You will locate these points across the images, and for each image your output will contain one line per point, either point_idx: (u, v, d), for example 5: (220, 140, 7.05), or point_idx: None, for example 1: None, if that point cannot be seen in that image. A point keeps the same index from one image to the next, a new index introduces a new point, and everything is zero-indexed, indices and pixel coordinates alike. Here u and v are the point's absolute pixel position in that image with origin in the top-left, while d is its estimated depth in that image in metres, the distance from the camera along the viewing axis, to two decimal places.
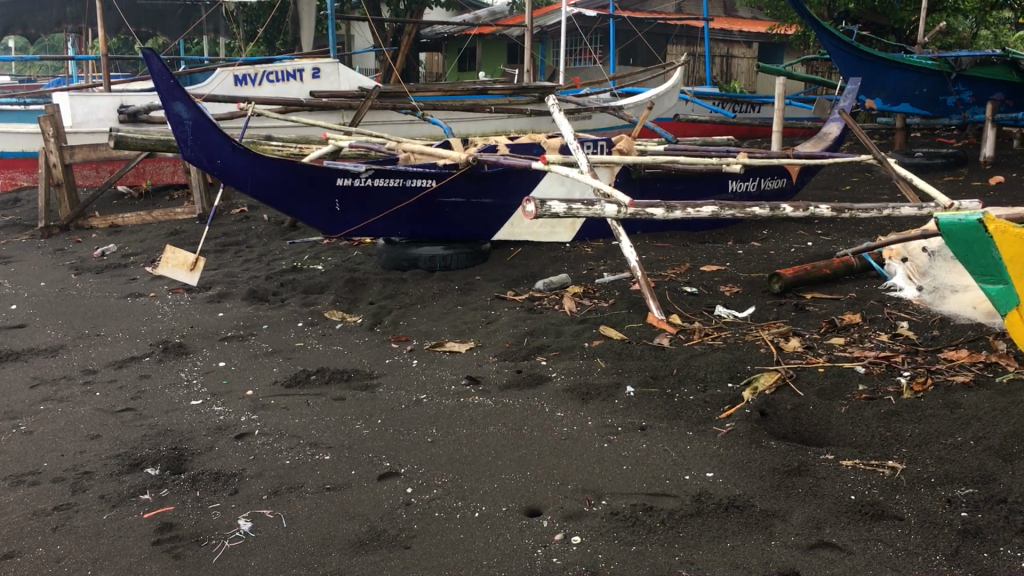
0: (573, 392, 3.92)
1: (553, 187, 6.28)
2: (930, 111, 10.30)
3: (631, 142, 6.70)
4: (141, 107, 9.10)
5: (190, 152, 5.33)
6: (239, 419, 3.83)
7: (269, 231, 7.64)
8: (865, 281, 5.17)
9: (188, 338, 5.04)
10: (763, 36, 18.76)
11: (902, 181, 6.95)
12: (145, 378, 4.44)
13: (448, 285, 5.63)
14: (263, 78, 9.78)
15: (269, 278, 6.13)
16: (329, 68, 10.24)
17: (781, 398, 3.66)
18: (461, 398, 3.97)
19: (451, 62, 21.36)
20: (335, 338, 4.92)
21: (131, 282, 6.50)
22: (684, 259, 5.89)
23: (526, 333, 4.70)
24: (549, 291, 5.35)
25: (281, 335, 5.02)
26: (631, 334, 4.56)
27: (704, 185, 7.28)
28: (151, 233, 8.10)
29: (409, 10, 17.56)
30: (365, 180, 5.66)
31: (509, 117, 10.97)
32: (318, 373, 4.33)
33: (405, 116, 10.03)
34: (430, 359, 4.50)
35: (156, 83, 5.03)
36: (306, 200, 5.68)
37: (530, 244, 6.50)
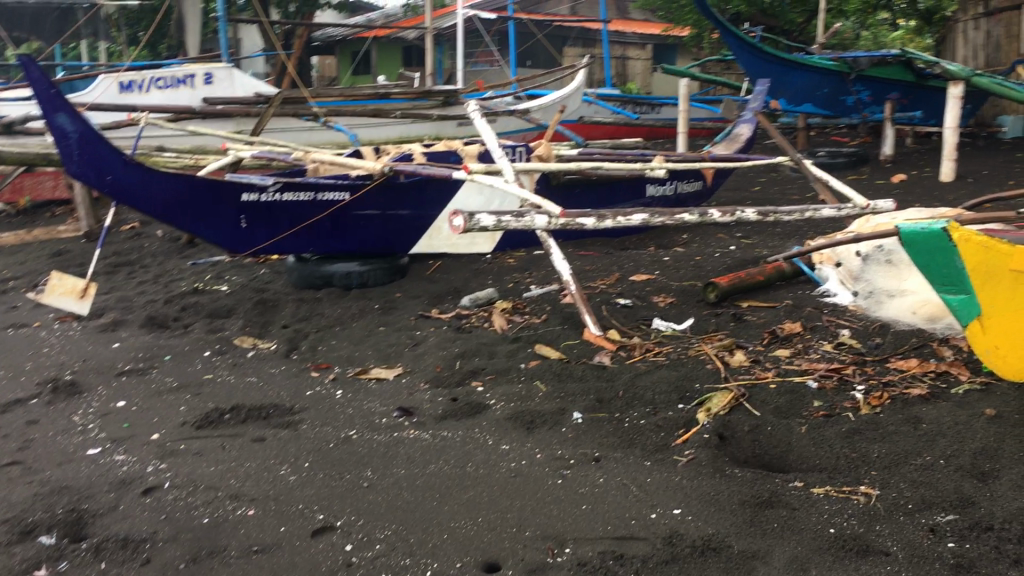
0: (517, 420, 3.66)
1: (471, 197, 6.00)
2: (831, 112, 10.35)
3: (550, 148, 6.47)
4: (16, 118, 8.28)
5: (76, 168, 4.82)
6: (145, 470, 3.42)
7: (165, 249, 7.13)
8: (797, 287, 5.04)
9: (81, 374, 4.56)
10: (657, 38, 18.96)
11: (819, 181, 6.92)
12: (33, 425, 3.95)
13: (367, 305, 5.28)
14: (150, 85, 9.23)
15: (168, 302, 5.66)
16: (223, 73, 9.50)
17: (737, 419, 3.46)
18: (394, 433, 3.65)
19: (345, 66, 20.90)
20: (248, 368, 4.53)
21: (11, 311, 5.92)
22: (612, 268, 5.69)
23: (457, 355, 4.40)
24: (476, 307, 5.07)
25: (187, 367, 4.59)
26: (569, 352, 4.32)
27: (622, 190, 7.11)
28: (33, 255, 7.46)
29: (299, 11, 16.96)
30: (273, 195, 5.28)
31: (413, 123, 10.62)
32: (232, 412, 3.93)
33: (306, 122, 9.59)
34: (355, 389, 4.17)
35: (36, 93, 4.52)
36: (207, 218, 5.24)
37: (448, 257, 6.19)
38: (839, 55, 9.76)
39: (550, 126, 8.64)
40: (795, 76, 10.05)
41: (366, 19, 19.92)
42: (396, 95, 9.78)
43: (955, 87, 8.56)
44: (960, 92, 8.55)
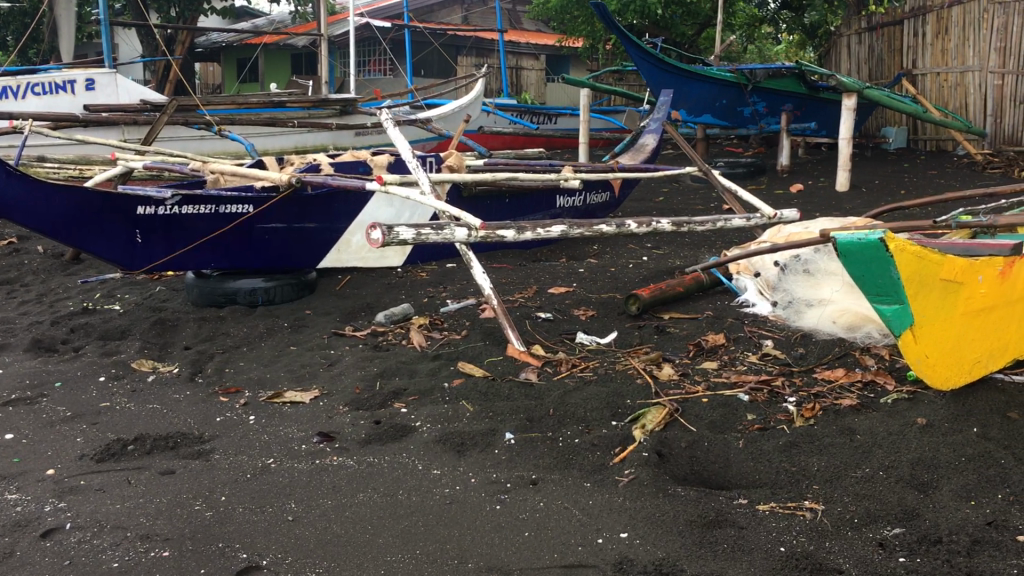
0: (446, 443, 3.50)
1: (381, 209, 5.82)
2: (729, 122, 10.52)
3: (461, 158, 6.34)
4: None
5: None
6: (42, 510, 3.10)
7: (48, 266, 6.68)
8: (715, 297, 5.04)
9: None
10: (550, 49, 19.09)
11: (727, 192, 7.00)
12: None
13: (275, 323, 5.03)
14: (26, 91, 8.64)
15: (55, 323, 5.26)
16: (105, 79, 9.08)
17: (673, 435, 3.39)
18: (316, 460, 3.45)
19: (231, 73, 20.29)
20: (149, 394, 4.22)
21: None
22: (529, 281, 5.60)
23: (377, 375, 4.22)
24: (391, 324, 4.88)
25: (80, 395, 4.24)
26: (493, 369, 4.20)
27: (532, 202, 7.03)
28: None
29: (183, 16, 16.32)
30: (171, 208, 4.98)
31: (310, 131, 10.24)
32: (135, 443, 3.64)
33: (198, 131, 9.19)
34: (269, 414, 3.94)
35: None
36: (99, 232, 4.90)
37: (358, 271, 5.99)
38: (737, 67, 9.98)
39: (456, 136, 8.51)
40: (693, 87, 10.18)
41: (252, 25, 19.35)
42: (292, 103, 9.47)
43: (848, 100, 8.83)
44: (853, 105, 8.81)
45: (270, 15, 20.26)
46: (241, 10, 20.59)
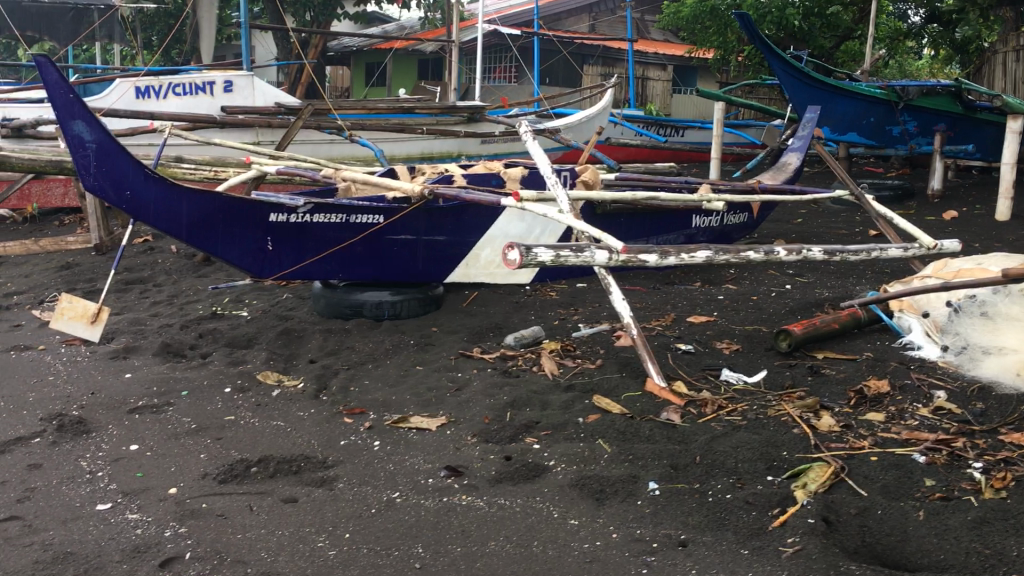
0: (583, 489, 3.22)
1: (511, 224, 5.59)
2: (875, 141, 9.91)
3: (596, 173, 6.07)
4: (27, 121, 7.82)
5: (92, 183, 4.41)
6: (162, 534, 2.97)
7: (180, 267, 6.69)
8: (873, 336, 4.59)
9: (88, 410, 4.12)
10: (679, 59, 18.57)
11: (882, 219, 6.48)
12: (36, 470, 3.53)
13: (402, 339, 4.85)
14: (168, 91, 8.79)
15: (184, 328, 5.21)
16: (243, 81, 9.11)
17: (841, 499, 3.03)
18: (444, 498, 3.22)
19: (359, 77, 20.49)
20: (273, 410, 4.08)
21: (14, 328, 5.44)
22: (666, 307, 5.27)
23: (506, 405, 3.97)
24: (521, 348, 4.63)
25: (205, 406, 4.14)
26: (631, 406, 3.89)
27: (666, 221, 6.68)
28: (39, 266, 6.92)
29: (316, 20, 16.56)
30: (303, 216, 4.88)
31: (437, 138, 10.08)
32: (260, 464, 3.49)
33: (328, 135, 9.14)
34: (394, 440, 3.73)
35: (53, 97, 4.18)
36: (233, 239, 4.80)
37: (485, 287, 5.76)
38: (888, 83, 9.41)
39: (586, 148, 8.21)
40: (840, 103, 9.65)
41: (382, 30, 19.48)
42: (421, 110, 9.35)
43: (1013, 122, 8.18)
44: (1018, 127, 8.13)
45: (400, 21, 20.38)
46: (373, 15, 20.76)
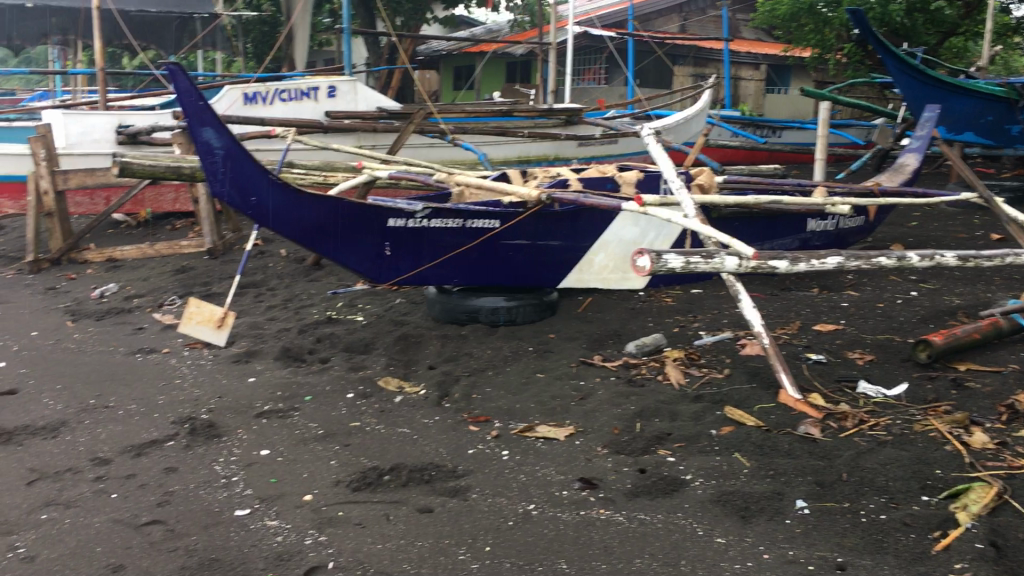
0: (727, 505, 3.10)
1: (626, 229, 5.43)
2: (992, 142, 9.52)
3: (712, 177, 5.94)
4: (143, 128, 8.04)
5: (219, 188, 4.48)
6: (303, 542, 2.97)
7: (291, 270, 6.75)
8: (1017, 348, 4.35)
9: (217, 414, 4.17)
10: (773, 58, 18.13)
11: (1014, 223, 6.16)
12: (172, 473, 3.58)
13: (521, 345, 4.79)
14: (274, 96, 8.91)
15: (302, 332, 5.25)
16: (346, 86, 9.16)
17: (1007, 523, 2.86)
18: (581, 511, 3.14)
19: (447, 79, 20.52)
20: (398, 416, 4.06)
21: (137, 331, 5.56)
22: (790, 315, 5.10)
23: (635, 415, 3.88)
24: (643, 355, 4.53)
25: (330, 411, 4.14)
26: (766, 419, 3.75)
27: (781, 225, 6.49)
28: (157, 269, 7.07)
29: (407, 25, 16.67)
30: (421, 221, 4.86)
31: (536, 141, 10.01)
32: (392, 472, 3.47)
33: (430, 139, 9.15)
34: (523, 450, 3.67)
35: (183, 105, 4.22)
36: (352, 244, 4.82)
37: (599, 293, 5.68)
38: (1008, 79, 9.11)
39: (692, 151, 8.03)
40: (956, 101, 9.23)
41: (472, 33, 19.50)
42: (521, 113, 9.30)
43: None
44: None
45: (489, 25, 20.38)
46: (462, 18, 20.77)
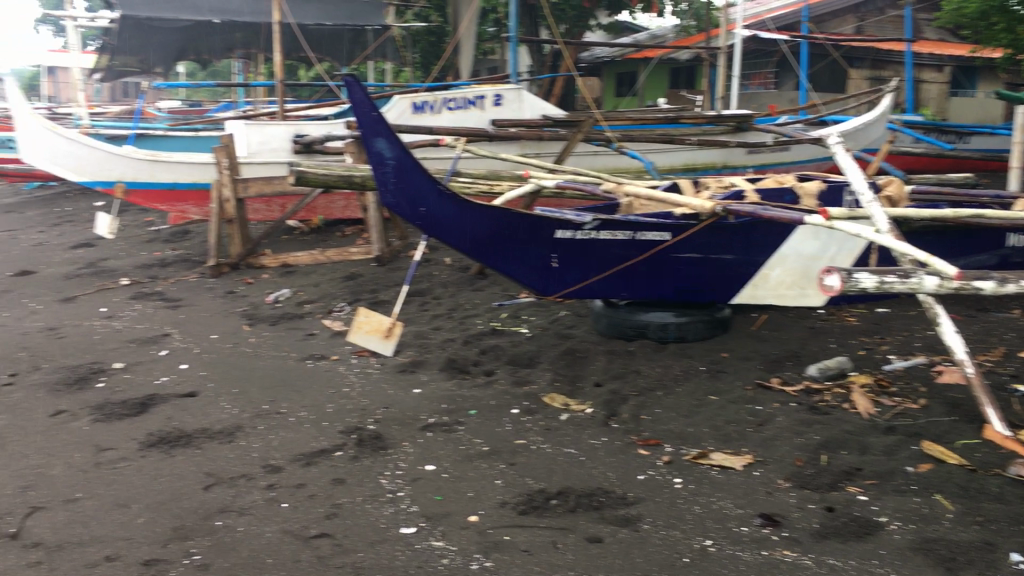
0: (929, 554, 2.80)
1: (806, 242, 5.03)
2: None
3: (902, 188, 5.53)
4: (318, 137, 8.29)
5: (390, 200, 4.49)
6: (469, 567, 2.88)
7: (455, 279, 6.74)
8: None
9: (383, 425, 4.16)
10: (959, 59, 16.99)
11: None
12: (339, 485, 3.58)
13: (692, 364, 4.57)
14: (442, 105, 8.90)
15: (466, 342, 5.20)
16: (511, 95, 9.21)
17: None
18: (763, 551, 2.91)
19: (609, 85, 20.29)
20: (564, 436, 3.93)
21: (308, 337, 5.68)
22: (991, 340, 4.66)
23: (820, 446, 3.60)
24: (826, 380, 4.23)
25: (496, 427, 4.05)
26: (971, 458, 3.40)
27: (977, 240, 5.96)
28: (327, 276, 7.24)
29: (571, 32, 16.58)
30: (589, 233, 4.70)
31: (703, 148, 9.68)
32: (560, 497, 3.34)
33: (595, 147, 8.99)
34: (697, 478, 3.47)
35: (358, 116, 4.25)
36: (520, 255, 4.72)
37: (775, 310, 5.37)
38: None
39: (876, 160, 7.51)
40: None
41: (635, 38, 19.21)
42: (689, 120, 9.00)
43: None
44: None
45: (654, 30, 20.05)
46: (626, 23, 20.46)
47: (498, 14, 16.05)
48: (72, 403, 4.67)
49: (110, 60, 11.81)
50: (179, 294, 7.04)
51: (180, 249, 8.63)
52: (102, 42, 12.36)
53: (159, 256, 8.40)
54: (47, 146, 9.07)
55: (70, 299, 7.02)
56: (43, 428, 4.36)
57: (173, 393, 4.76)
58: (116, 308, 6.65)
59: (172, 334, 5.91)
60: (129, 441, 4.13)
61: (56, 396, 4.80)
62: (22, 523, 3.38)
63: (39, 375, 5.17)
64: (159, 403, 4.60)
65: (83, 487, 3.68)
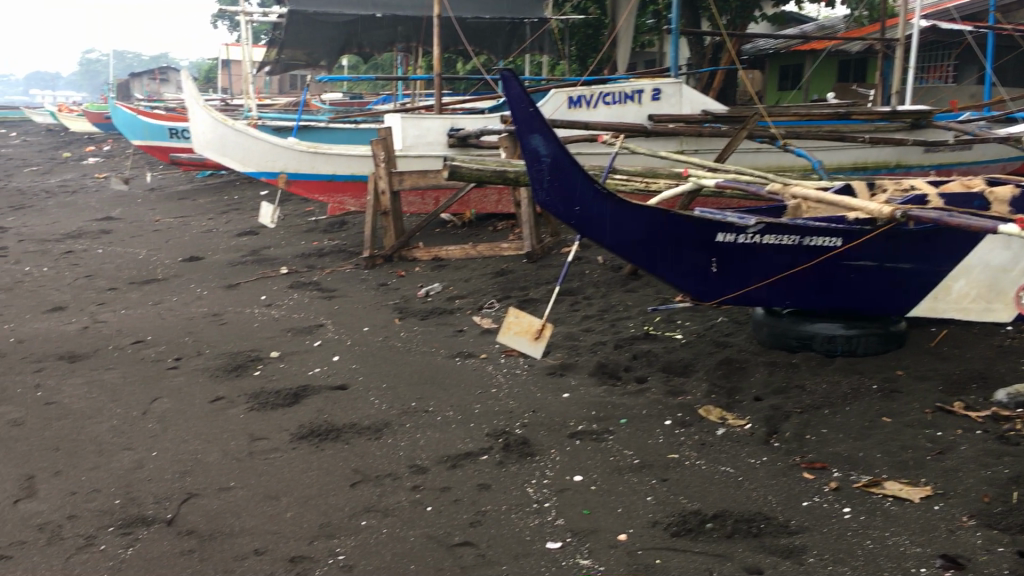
0: None
1: (993, 250, 4.45)
2: None
3: None
4: (473, 130, 8.28)
5: (544, 197, 4.40)
6: None
7: (607, 278, 6.57)
8: None
9: (531, 430, 4.05)
10: None
11: None
12: (485, 491, 3.48)
13: (863, 381, 4.24)
14: (599, 100, 8.76)
15: (618, 347, 5.02)
16: (670, 89, 8.90)
17: None
18: None
19: (771, 79, 19.52)
20: (720, 452, 3.70)
21: (458, 333, 5.64)
22: None
23: (1011, 481, 3.24)
24: (1017, 407, 3.82)
25: (647, 439, 3.87)
26: None
27: None
28: (478, 271, 7.20)
29: (732, 23, 16.02)
30: (752, 237, 4.39)
31: (875, 146, 9.11)
32: (716, 520, 3.12)
33: (757, 144, 8.59)
34: (869, 509, 3.19)
35: (514, 112, 4.18)
36: (679, 259, 4.50)
37: (957, 325, 4.94)
38: None
39: None
40: None
41: (801, 29, 18.41)
42: (860, 117, 8.47)
43: None
44: None
45: (821, 21, 19.16)
46: (792, 14, 19.64)
47: (658, 6, 15.68)
48: (230, 390, 4.78)
49: (279, 55, 12.21)
50: (334, 285, 7.17)
51: (337, 239, 8.81)
52: (272, 37, 12.80)
53: (317, 246, 8.60)
54: (220, 136, 9.56)
55: (233, 286, 7.27)
56: (202, 413, 4.48)
57: (325, 385, 4.81)
58: (276, 297, 6.83)
59: (326, 325, 6.00)
60: (281, 432, 4.18)
61: (216, 382, 4.94)
62: (178, 509, 3.45)
63: (201, 361, 5.34)
64: (312, 394, 4.65)
65: (236, 476, 3.74)
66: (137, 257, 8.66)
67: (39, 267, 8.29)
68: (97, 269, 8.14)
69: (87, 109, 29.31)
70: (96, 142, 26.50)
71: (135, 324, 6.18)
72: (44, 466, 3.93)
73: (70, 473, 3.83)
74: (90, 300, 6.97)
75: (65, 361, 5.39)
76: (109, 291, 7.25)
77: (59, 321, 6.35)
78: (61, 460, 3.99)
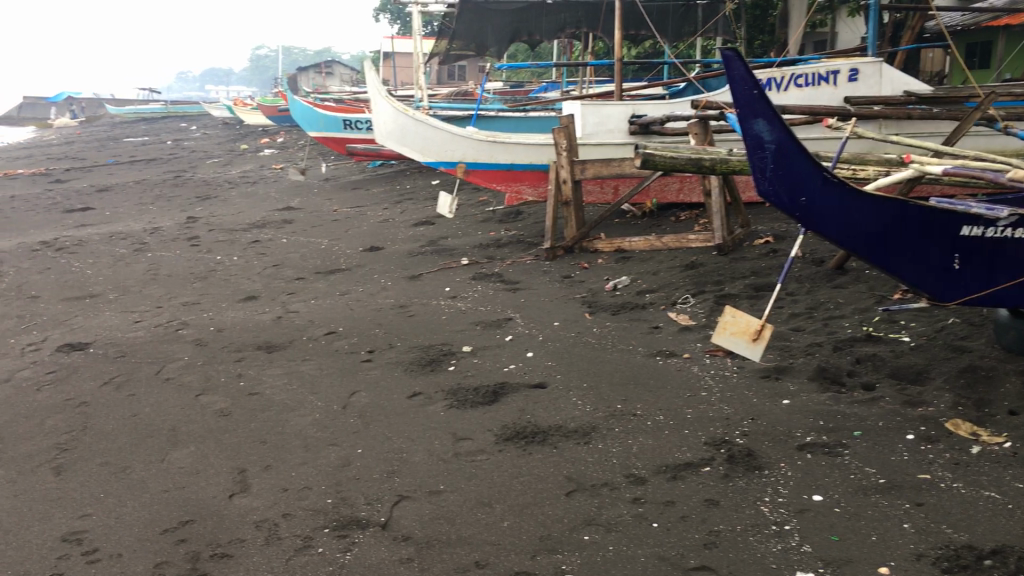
0: None
1: None
2: None
3: None
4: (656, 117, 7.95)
5: (767, 186, 4.10)
6: None
7: (809, 273, 6.12)
8: None
9: (754, 440, 3.73)
10: None
11: None
12: (715, 507, 3.20)
13: None
14: (789, 82, 8.28)
15: (837, 349, 4.61)
16: (869, 69, 8.23)
17: None
18: None
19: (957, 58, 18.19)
20: (980, 475, 3.28)
21: (654, 330, 5.36)
22: None
23: None
24: None
25: (890, 456, 3.48)
26: None
27: None
28: (665, 263, 6.88)
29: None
30: (1003, 231, 3.91)
31: None
32: (995, 557, 2.74)
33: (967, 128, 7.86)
34: None
35: (736, 94, 3.86)
36: (914, 256, 4.06)
37: None
38: None
39: None
40: None
41: None
42: None
43: None
44: None
45: None
46: None
47: None
48: (427, 386, 4.68)
49: (449, 45, 12.19)
50: (517, 277, 7.01)
51: (514, 230, 8.67)
52: (442, 27, 12.82)
53: (494, 236, 8.49)
54: (400, 126, 9.60)
55: (416, 277, 7.24)
56: (403, 409, 4.39)
57: (523, 383, 4.63)
58: (460, 289, 6.73)
59: (515, 318, 5.84)
60: (485, 432, 4.03)
61: (412, 376, 4.85)
62: (391, 512, 3.34)
63: (394, 354, 5.28)
64: (511, 393, 4.48)
65: (445, 479, 3.60)
66: (320, 246, 8.80)
67: (230, 256, 8.54)
68: (283, 258, 8.30)
69: (263, 104, 30.58)
70: (271, 134, 27.55)
71: (326, 314, 6.22)
72: (253, 460, 3.91)
73: (280, 469, 3.80)
74: (281, 289, 7.09)
75: (263, 350, 5.45)
76: (298, 281, 7.36)
77: (253, 310, 6.46)
78: (269, 453, 3.97)
